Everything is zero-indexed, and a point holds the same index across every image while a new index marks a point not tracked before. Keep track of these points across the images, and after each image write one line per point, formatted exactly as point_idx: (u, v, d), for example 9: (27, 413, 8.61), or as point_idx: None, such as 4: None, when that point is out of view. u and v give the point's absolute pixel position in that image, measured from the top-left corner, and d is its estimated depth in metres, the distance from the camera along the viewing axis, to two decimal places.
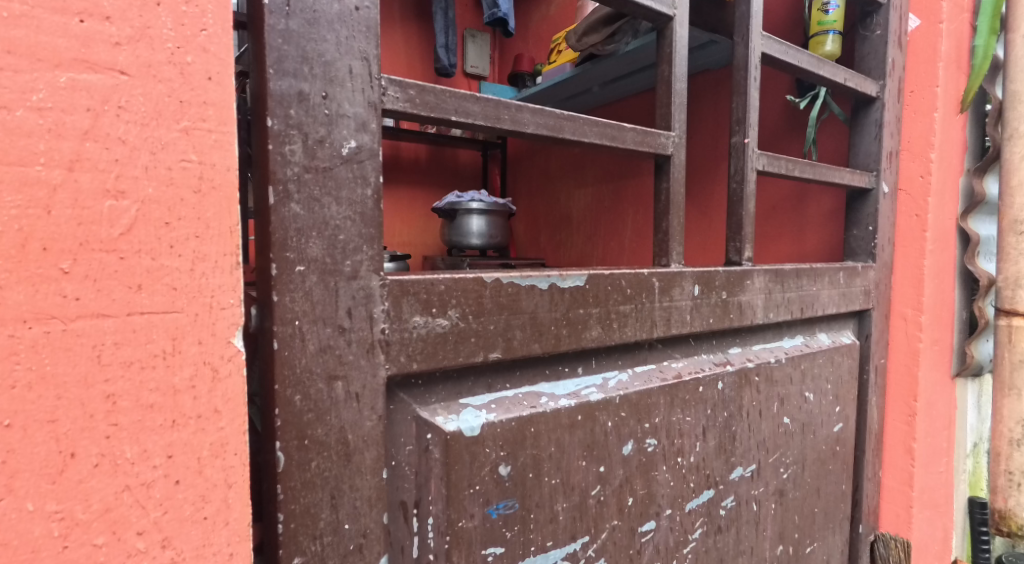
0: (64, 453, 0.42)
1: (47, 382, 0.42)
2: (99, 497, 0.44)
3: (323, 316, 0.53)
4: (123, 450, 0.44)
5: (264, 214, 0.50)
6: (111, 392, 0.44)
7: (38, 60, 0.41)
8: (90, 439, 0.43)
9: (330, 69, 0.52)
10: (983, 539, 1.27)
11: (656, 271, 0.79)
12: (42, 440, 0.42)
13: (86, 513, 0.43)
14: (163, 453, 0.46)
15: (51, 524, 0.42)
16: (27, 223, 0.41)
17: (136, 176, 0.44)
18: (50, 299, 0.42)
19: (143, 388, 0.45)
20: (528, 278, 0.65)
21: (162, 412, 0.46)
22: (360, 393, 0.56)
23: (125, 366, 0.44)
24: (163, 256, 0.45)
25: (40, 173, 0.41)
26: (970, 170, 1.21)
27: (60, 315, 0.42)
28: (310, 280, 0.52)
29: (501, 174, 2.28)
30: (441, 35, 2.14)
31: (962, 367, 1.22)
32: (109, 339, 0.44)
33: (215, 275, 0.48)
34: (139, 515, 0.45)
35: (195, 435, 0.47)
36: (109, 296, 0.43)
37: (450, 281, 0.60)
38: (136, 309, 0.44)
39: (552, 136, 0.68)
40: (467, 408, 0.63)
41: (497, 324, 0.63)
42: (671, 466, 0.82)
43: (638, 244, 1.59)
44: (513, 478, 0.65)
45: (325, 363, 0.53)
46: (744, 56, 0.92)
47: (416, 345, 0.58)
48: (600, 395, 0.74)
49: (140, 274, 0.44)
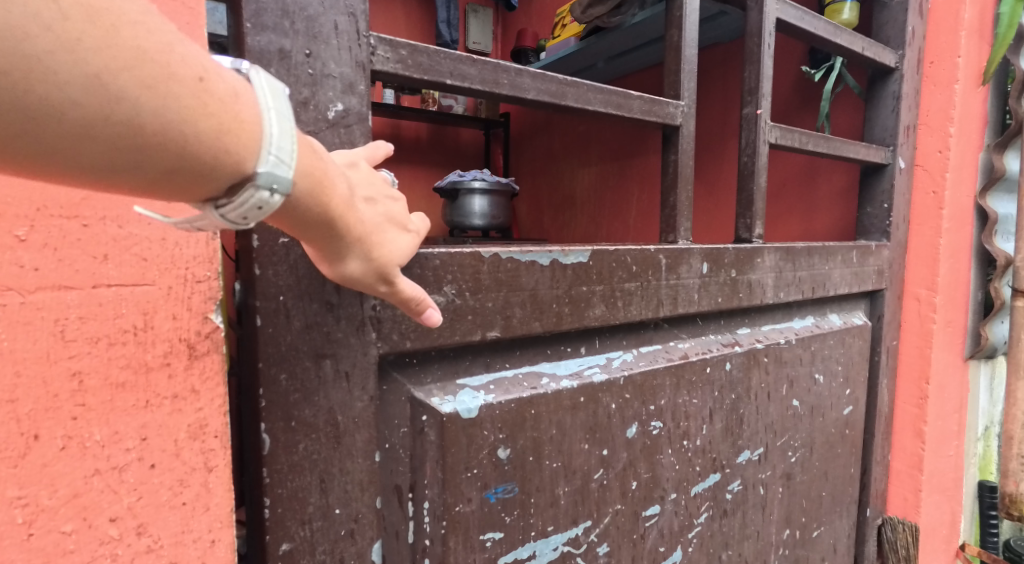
0: (28, 436, 0.45)
1: (7, 358, 0.44)
2: (67, 482, 0.47)
3: (308, 291, 0.49)
4: (91, 432, 0.48)
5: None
6: (76, 369, 0.47)
7: None
8: (54, 421, 0.46)
9: (313, 24, 0.48)
10: (992, 523, 1.23)
11: (663, 247, 0.75)
12: (1, 421, 0.45)
13: (52, 498, 0.47)
14: (137, 435, 0.49)
15: (15, 510, 0.45)
16: None
17: None
18: (8, 270, 0.44)
19: (112, 365, 0.48)
20: (528, 253, 0.62)
21: (133, 392, 0.49)
22: (351, 372, 0.52)
23: (91, 341, 0.47)
24: (130, 225, 0.49)
25: None
26: (990, 145, 1.14)
27: (17, 288, 0.45)
28: (294, 253, 0.48)
29: (504, 153, 2.24)
30: (442, 10, 2.08)
31: (975, 349, 1.17)
32: (73, 314, 0.47)
33: (189, 246, 0.52)
34: (111, 501, 0.49)
35: (172, 415, 0.51)
36: (72, 267, 0.46)
37: (445, 255, 0.56)
38: (102, 281, 0.48)
39: (554, 104, 0.64)
40: (464, 389, 0.61)
41: (495, 301, 0.60)
42: (677, 449, 0.80)
43: (644, 223, 1.55)
44: (513, 461, 0.63)
45: (311, 341, 0.50)
46: (757, 21, 0.87)
47: (409, 323, 0.55)
48: (603, 376, 0.71)
49: (106, 243, 0.48)
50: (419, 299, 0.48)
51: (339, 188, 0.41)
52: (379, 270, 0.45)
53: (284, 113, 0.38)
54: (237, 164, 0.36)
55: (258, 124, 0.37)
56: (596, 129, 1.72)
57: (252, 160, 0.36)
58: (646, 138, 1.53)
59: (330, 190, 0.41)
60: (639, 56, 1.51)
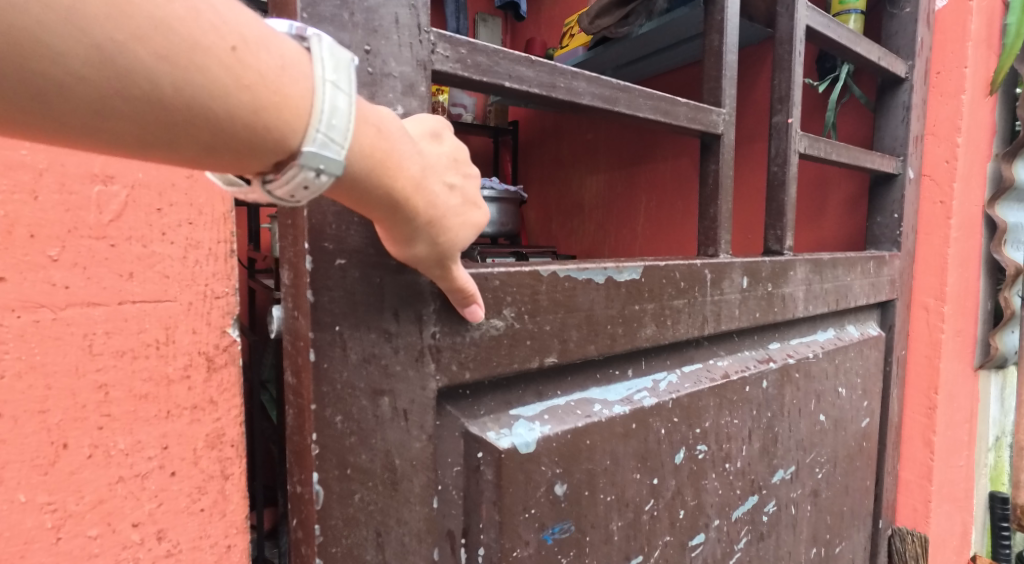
0: (57, 444, 0.57)
1: (35, 371, 0.55)
2: (92, 487, 0.59)
3: (366, 318, 0.43)
4: (115, 440, 0.60)
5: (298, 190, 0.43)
6: (102, 381, 0.58)
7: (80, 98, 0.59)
8: (80, 431, 0.58)
9: (373, 16, 0.42)
10: (1004, 534, 1.21)
11: (708, 261, 0.72)
12: (32, 431, 0.55)
13: (78, 504, 0.58)
14: (158, 445, 0.63)
15: (44, 514, 0.56)
16: (14, 211, 0.53)
17: (125, 165, 0.59)
18: (41, 287, 0.55)
19: (136, 377, 0.61)
20: (585, 270, 0.57)
21: (155, 403, 0.62)
22: (409, 410, 0.46)
23: (116, 354, 0.59)
24: (153, 244, 0.61)
25: (24, 158, 0.54)
26: (998, 154, 1.14)
27: (48, 305, 0.55)
28: (351, 275, 0.43)
29: (512, 161, 2.09)
30: (452, 20, 1.99)
31: (985, 359, 1.17)
32: (100, 329, 0.58)
33: (208, 264, 0.65)
34: (133, 506, 0.61)
35: (190, 424, 0.64)
36: (98, 283, 0.58)
37: (505, 275, 0.51)
38: (127, 297, 0.60)
39: (607, 109, 0.59)
40: (519, 420, 0.56)
41: (553, 324, 0.55)
42: (719, 472, 0.76)
43: (653, 233, 1.45)
44: (569, 498, 0.58)
45: (368, 375, 0.44)
46: (788, 28, 0.85)
47: (469, 351, 0.49)
48: (652, 399, 0.67)
49: (131, 262, 0.60)
50: (470, 292, 0.45)
51: (406, 166, 0.38)
52: (444, 259, 0.42)
53: (345, 88, 0.35)
54: (283, 142, 0.34)
55: (308, 100, 0.34)
56: (603, 134, 1.63)
57: (299, 138, 0.34)
58: (654, 144, 1.44)
59: (406, 172, 0.38)
60: (646, 66, 1.49)
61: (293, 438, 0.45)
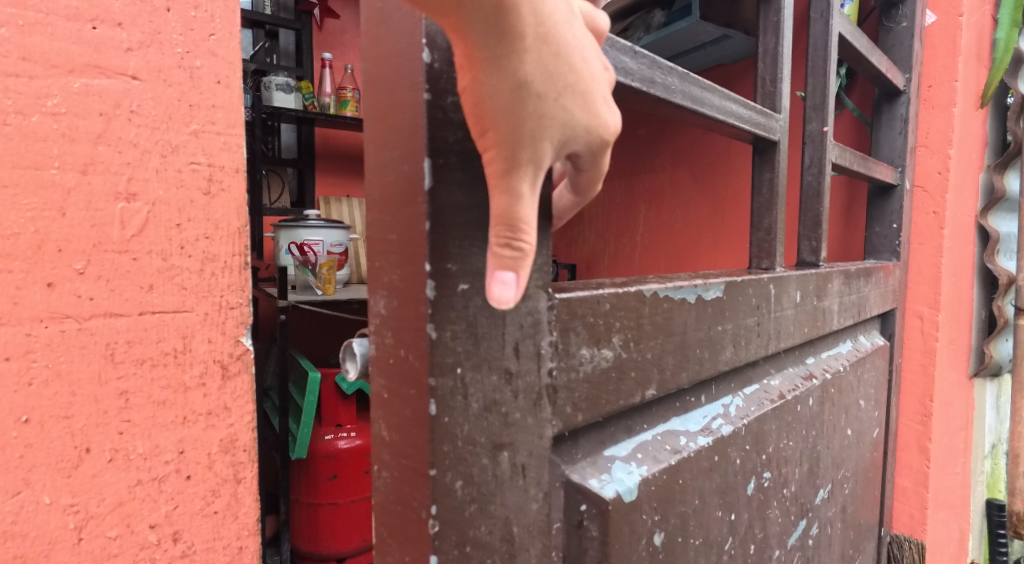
0: (81, 449, 0.63)
1: (62, 379, 0.62)
2: (113, 490, 0.65)
3: (487, 357, 0.36)
4: (135, 447, 0.66)
5: (418, 197, 0.34)
6: (122, 389, 0.65)
7: (53, 66, 0.59)
8: (102, 435, 0.64)
9: None
10: (1002, 542, 1.26)
11: (771, 275, 0.67)
12: (58, 434, 0.62)
13: (100, 506, 0.65)
14: (174, 450, 0.69)
15: (68, 517, 0.63)
16: (41, 228, 0.60)
17: (146, 178, 0.65)
18: (68, 298, 0.62)
19: (154, 386, 0.67)
20: (681, 289, 0.51)
21: (173, 410, 0.68)
22: (528, 466, 0.37)
23: (135, 363, 0.66)
24: (172, 257, 0.67)
25: (53, 176, 0.60)
26: (990, 166, 1.18)
27: (73, 316, 0.62)
28: (474, 305, 0.35)
29: None
30: None
31: (980, 367, 1.20)
32: (121, 338, 0.65)
33: (223, 275, 0.71)
34: (151, 511, 0.68)
35: (205, 430, 0.71)
36: (120, 295, 0.64)
37: (614, 297, 0.44)
38: (147, 308, 0.66)
39: (696, 108, 0.53)
40: (616, 463, 0.48)
41: (655, 351, 0.48)
42: (779, 500, 0.71)
43: (652, 243, 1.47)
44: (665, 548, 0.51)
45: (488, 428, 0.36)
46: (822, 34, 0.82)
47: (581, 390, 0.41)
48: (728, 427, 0.61)
49: (151, 276, 0.66)
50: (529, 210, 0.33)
51: None
52: (519, 101, 0.32)
53: None
54: None
55: None
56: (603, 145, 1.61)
57: None
58: (655, 153, 1.46)
59: None
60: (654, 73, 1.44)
61: (383, 508, 0.38)
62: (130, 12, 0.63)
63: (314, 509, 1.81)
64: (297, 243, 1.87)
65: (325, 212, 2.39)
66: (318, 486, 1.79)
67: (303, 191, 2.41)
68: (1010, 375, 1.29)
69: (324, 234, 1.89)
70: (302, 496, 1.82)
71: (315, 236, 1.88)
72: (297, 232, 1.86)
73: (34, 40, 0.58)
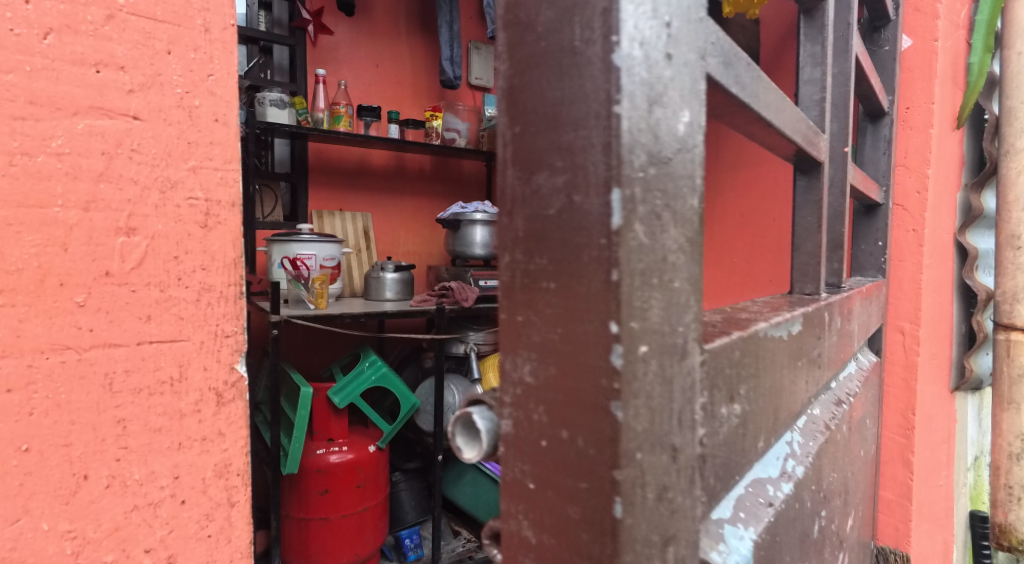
0: (78, 475, 0.76)
1: (63, 406, 0.74)
2: (110, 514, 0.78)
3: (661, 428, 0.34)
4: (131, 472, 0.80)
5: (598, 252, 0.32)
6: (119, 415, 0.78)
7: (59, 108, 0.73)
8: (100, 461, 0.77)
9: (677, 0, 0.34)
10: (986, 552, 1.30)
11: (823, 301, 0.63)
12: (57, 462, 0.74)
13: (96, 531, 0.78)
14: (169, 475, 0.82)
15: (65, 541, 0.75)
16: (46, 262, 0.73)
17: (146, 215, 0.79)
18: (70, 330, 0.74)
19: (152, 411, 0.80)
20: (782, 328, 0.49)
21: (169, 436, 0.82)
22: (687, 555, 0.36)
23: (134, 392, 0.79)
24: (170, 290, 0.81)
25: (58, 214, 0.73)
26: (967, 185, 1.22)
27: (74, 346, 0.75)
28: (651, 368, 0.33)
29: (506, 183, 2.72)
30: (446, 49, 2.45)
31: (960, 381, 1.24)
32: (120, 368, 0.78)
33: (220, 305, 0.85)
34: (147, 534, 0.82)
35: (200, 454, 0.85)
36: (123, 326, 0.78)
37: (742, 348, 0.42)
38: (146, 337, 0.80)
39: (777, 128, 0.49)
40: (725, 528, 0.42)
41: (762, 399, 0.47)
42: (831, 540, 0.65)
43: None
44: None
45: (660, 516, 0.34)
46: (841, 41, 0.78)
47: (719, 453, 0.40)
48: (801, 469, 0.54)
49: (151, 307, 0.80)
50: None
51: None
52: None
53: None
54: None
55: None
56: None
57: None
58: None
59: None
60: None
61: None
62: (133, 54, 0.77)
63: (305, 524, 1.77)
64: (288, 256, 1.83)
65: (316, 224, 2.37)
66: (307, 500, 1.75)
67: (294, 206, 2.36)
68: (991, 387, 1.34)
69: (316, 247, 1.86)
70: (292, 511, 1.78)
71: (308, 250, 1.85)
72: (289, 246, 1.82)
73: (40, 84, 0.72)
